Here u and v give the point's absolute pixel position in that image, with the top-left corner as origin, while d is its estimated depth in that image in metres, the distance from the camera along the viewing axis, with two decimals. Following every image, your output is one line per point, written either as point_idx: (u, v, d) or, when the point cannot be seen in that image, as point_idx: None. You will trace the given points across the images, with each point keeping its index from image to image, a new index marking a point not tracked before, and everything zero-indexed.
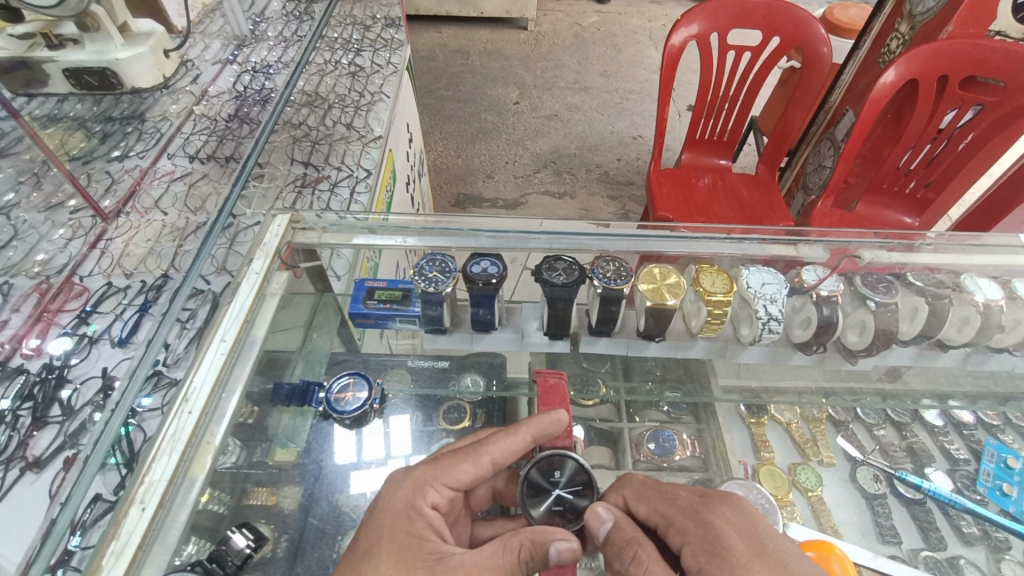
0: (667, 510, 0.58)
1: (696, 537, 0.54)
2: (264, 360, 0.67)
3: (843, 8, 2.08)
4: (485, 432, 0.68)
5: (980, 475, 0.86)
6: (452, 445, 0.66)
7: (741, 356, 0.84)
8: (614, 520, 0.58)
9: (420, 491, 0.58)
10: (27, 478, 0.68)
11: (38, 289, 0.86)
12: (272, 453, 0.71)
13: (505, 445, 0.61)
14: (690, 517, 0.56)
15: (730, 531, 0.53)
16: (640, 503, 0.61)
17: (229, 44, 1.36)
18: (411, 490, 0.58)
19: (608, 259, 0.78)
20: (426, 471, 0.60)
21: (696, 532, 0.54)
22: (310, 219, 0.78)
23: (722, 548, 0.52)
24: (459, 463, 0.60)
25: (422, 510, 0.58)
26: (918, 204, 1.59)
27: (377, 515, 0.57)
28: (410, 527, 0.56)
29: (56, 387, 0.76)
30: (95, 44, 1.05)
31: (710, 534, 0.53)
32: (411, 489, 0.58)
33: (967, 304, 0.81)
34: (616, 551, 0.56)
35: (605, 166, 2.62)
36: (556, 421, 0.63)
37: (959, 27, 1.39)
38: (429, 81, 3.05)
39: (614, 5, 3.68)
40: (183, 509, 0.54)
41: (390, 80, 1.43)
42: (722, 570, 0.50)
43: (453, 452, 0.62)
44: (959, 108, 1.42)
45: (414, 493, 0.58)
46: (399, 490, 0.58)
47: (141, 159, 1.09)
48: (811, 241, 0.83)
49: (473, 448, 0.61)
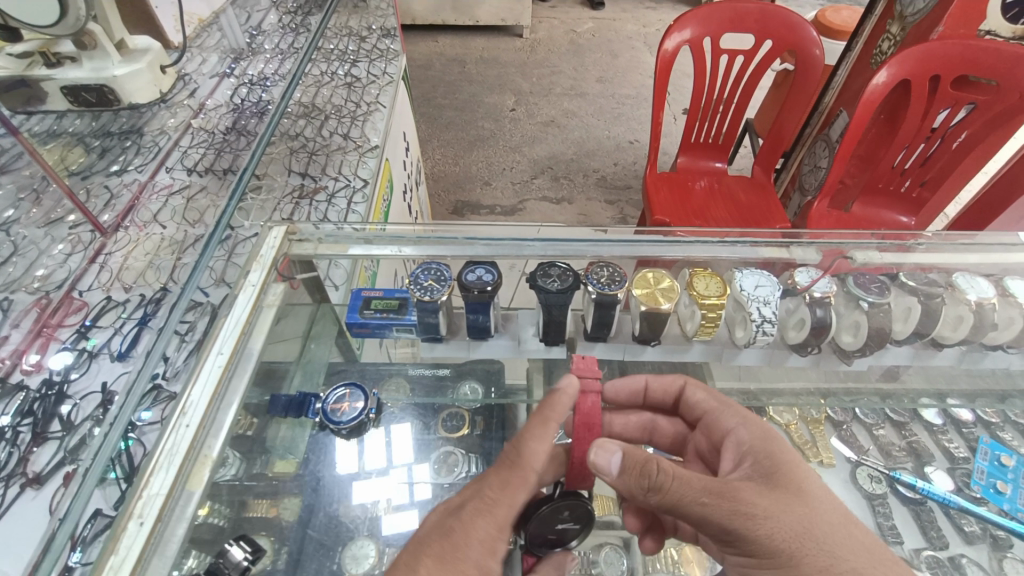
0: (734, 405, 0.69)
1: (747, 424, 0.66)
2: (261, 372, 0.68)
3: (834, 9, 2.09)
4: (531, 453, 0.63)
5: (975, 473, 0.86)
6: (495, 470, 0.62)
7: (737, 358, 0.84)
8: (622, 453, 0.56)
9: (472, 523, 0.54)
10: (27, 494, 0.68)
11: (37, 305, 0.87)
12: (272, 465, 0.71)
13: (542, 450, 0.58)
14: (739, 412, 0.68)
15: (776, 430, 0.63)
16: (699, 392, 0.73)
17: (226, 57, 1.38)
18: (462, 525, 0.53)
19: (602, 264, 0.79)
20: (472, 498, 0.56)
21: (755, 423, 0.65)
22: (306, 231, 0.79)
23: (774, 434, 0.62)
24: (513, 491, 0.56)
25: (481, 547, 0.52)
26: (914, 203, 1.60)
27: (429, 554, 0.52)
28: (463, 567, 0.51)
29: (56, 403, 0.77)
30: (92, 61, 1.08)
31: (758, 424, 0.65)
32: (461, 526, 0.53)
33: (960, 302, 0.81)
34: (635, 475, 0.55)
35: (602, 171, 2.63)
36: (569, 391, 0.62)
37: (949, 28, 1.40)
38: (427, 90, 3.07)
39: (608, 12, 3.71)
40: (181, 523, 0.54)
41: (386, 90, 1.45)
42: (779, 445, 0.60)
43: (495, 471, 0.57)
44: (952, 107, 1.43)
45: (466, 529, 0.53)
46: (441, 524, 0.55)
47: (140, 174, 1.10)
48: (804, 243, 0.85)
49: (514, 464, 0.57)
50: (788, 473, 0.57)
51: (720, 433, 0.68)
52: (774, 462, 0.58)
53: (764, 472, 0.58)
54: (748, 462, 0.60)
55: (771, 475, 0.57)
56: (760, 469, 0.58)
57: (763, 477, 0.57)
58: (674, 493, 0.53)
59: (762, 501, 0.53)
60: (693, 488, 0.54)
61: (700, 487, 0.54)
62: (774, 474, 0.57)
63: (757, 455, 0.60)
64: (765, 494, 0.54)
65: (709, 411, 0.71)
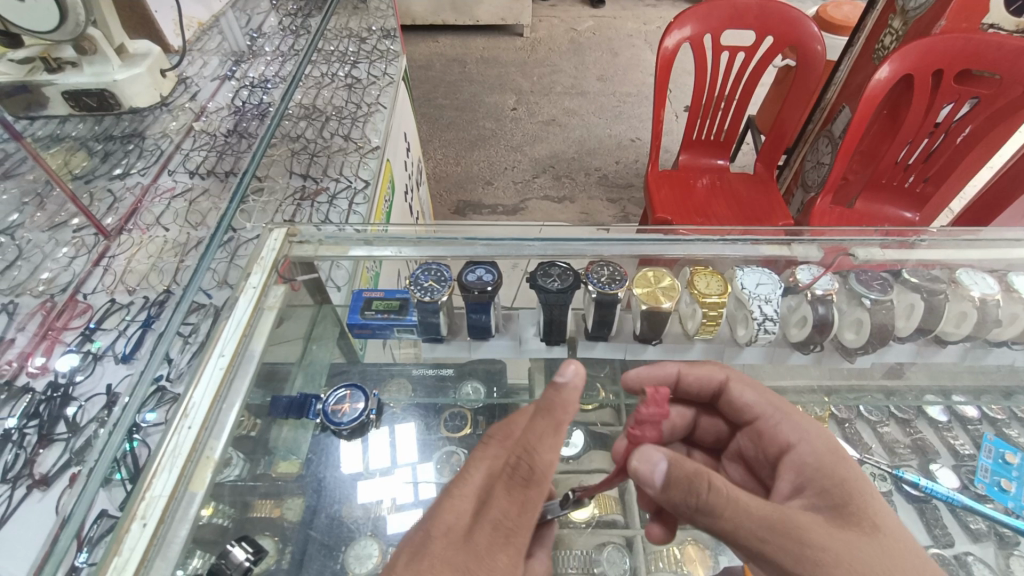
0: (791, 414, 0.66)
1: (811, 440, 0.62)
2: (262, 373, 0.68)
3: (836, 5, 2.09)
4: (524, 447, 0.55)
5: (979, 471, 0.86)
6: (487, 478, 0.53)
7: (739, 357, 0.84)
8: (667, 461, 0.54)
9: (495, 561, 0.48)
10: (34, 496, 0.69)
11: (42, 308, 0.88)
12: (275, 465, 0.71)
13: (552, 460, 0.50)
14: (800, 424, 0.64)
15: (848, 455, 0.59)
16: (749, 392, 0.70)
17: (227, 60, 1.38)
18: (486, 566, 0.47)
19: (602, 263, 0.79)
20: (489, 532, 0.49)
21: (822, 443, 0.60)
22: (307, 233, 0.79)
23: (842, 457, 0.58)
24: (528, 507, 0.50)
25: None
26: (917, 199, 1.59)
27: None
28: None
29: (61, 405, 0.77)
30: (92, 66, 1.09)
31: (824, 441, 0.61)
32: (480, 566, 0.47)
33: (963, 298, 0.81)
34: (681, 489, 0.52)
35: (604, 170, 2.63)
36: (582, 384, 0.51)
37: (951, 22, 1.39)
38: (427, 90, 3.08)
39: (608, 10, 3.70)
40: (183, 524, 0.54)
41: (387, 91, 1.45)
42: (850, 474, 0.56)
43: (508, 491, 0.50)
44: (955, 102, 1.42)
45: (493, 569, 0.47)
46: (455, 562, 0.47)
47: (142, 177, 1.10)
48: (805, 240, 0.84)
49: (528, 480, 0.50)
50: (861, 509, 0.52)
51: (777, 444, 0.64)
52: (844, 493, 0.53)
53: (832, 503, 0.53)
54: (811, 486, 0.57)
55: (842, 508, 0.52)
56: (828, 498, 0.54)
57: (828, 505, 0.53)
58: (723, 514, 0.50)
59: (827, 541, 0.48)
60: (748, 516, 0.50)
61: (754, 516, 0.50)
62: (844, 508, 0.52)
63: (824, 482, 0.55)
64: (830, 531, 0.49)
65: (764, 417, 0.67)
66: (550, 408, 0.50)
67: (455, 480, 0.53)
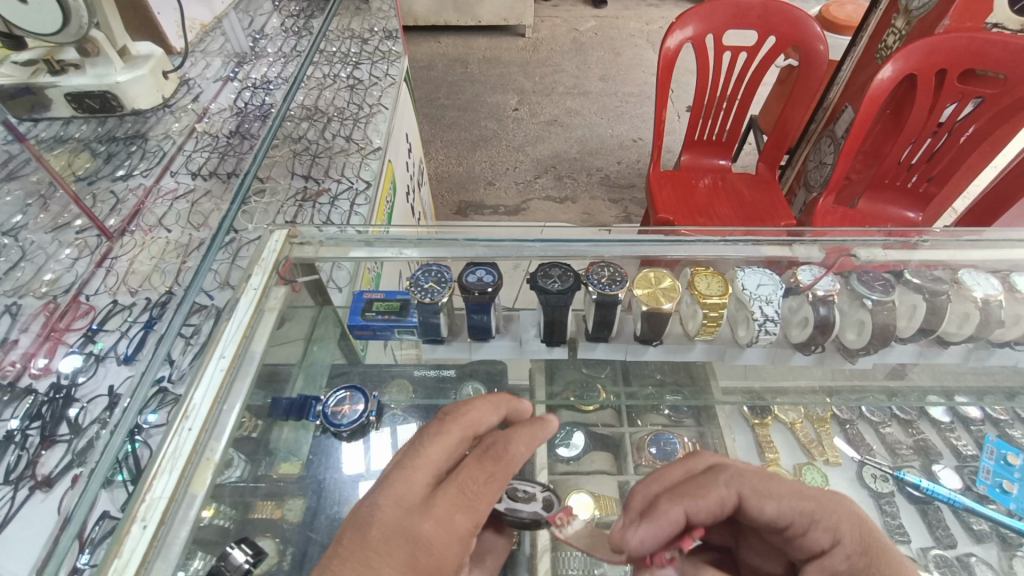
0: (821, 512, 0.49)
1: (844, 535, 0.49)
2: (263, 375, 0.68)
3: (838, 4, 2.08)
4: (477, 430, 0.59)
5: (981, 472, 0.85)
6: (446, 451, 0.55)
7: (739, 358, 0.84)
8: None
9: (455, 525, 0.51)
10: (36, 497, 0.69)
11: (45, 309, 0.88)
12: (276, 466, 0.72)
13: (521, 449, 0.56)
14: (834, 519, 0.49)
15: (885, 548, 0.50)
16: (769, 504, 0.49)
17: (229, 61, 1.38)
18: (450, 530, 0.51)
19: (603, 264, 0.79)
20: (452, 498, 0.52)
21: (855, 539, 0.49)
22: (307, 234, 0.79)
23: (876, 552, 0.49)
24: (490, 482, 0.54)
25: (466, 547, 0.52)
26: (920, 199, 1.59)
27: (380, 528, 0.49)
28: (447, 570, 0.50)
29: (64, 406, 0.77)
30: (95, 68, 1.09)
31: (859, 540, 0.49)
32: (442, 531, 0.50)
33: (966, 299, 0.80)
34: None
35: (606, 170, 2.63)
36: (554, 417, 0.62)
37: (955, 21, 1.39)
38: (429, 90, 3.08)
39: (610, 9, 3.70)
40: (184, 525, 0.54)
41: (388, 92, 1.46)
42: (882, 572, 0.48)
43: (479, 463, 0.54)
44: (959, 102, 1.41)
45: (455, 532, 0.51)
46: (418, 527, 0.49)
47: (145, 178, 1.10)
48: (807, 241, 0.84)
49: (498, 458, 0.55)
50: None
51: (803, 549, 0.50)
52: None
53: None
54: None
55: None
56: None
57: None
58: None
59: None
60: None
61: None
62: None
63: None
64: None
65: (793, 526, 0.50)
66: (535, 424, 0.58)
67: (413, 450, 0.55)
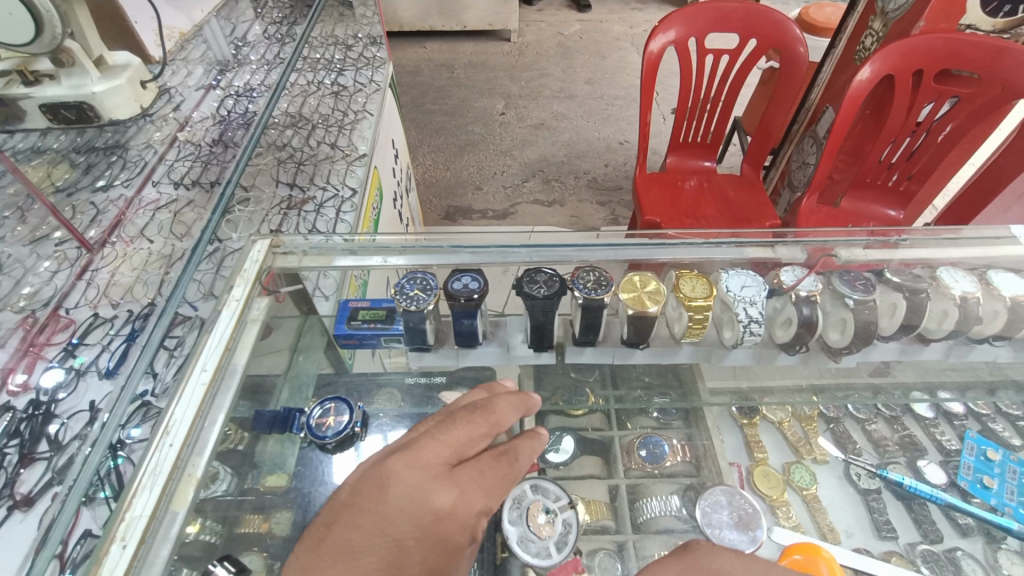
0: None
1: None
2: (246, 387, 0.67)
3: (817, 7, 2.11)
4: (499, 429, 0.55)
5: (962, 469, 0.86)
6: (469, 434, 0.52)
7: (726, 359, 0.85)
8: None
9: (474, 502, 0.48)
10: (15, 517, 0.67)
11: (24, 323, 0.86)
12: (262, 479, 0.71)
13: (530, 448, 0.56)
14: None
15: None
16: None
17: (211, 69, 1.37)
18: (468, 504, 0.48)
19: (588, 268, 0.79)
20: (471, 475, 0.50)
21: None
22: (290, 243, 0.78)
23: None
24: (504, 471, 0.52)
25: (479, 525, 0.49)
26: (902, 197, 1.62)
27: (392, 488, 0.47)
28: (459, 544, 0.47)
29: (43, 423, 0.76)
30: (70, 78, 1.08)
31: None
32: (462, 501, 0.48)
33: (944, 297, 0.82)
34: None
35: (593, 172, 2.64)
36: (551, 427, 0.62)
37: (931, 22, 1.41)
38: (416, 95, 3.08)
39: (594, 13, 3.72)
40: (165, 544, 0.53)
41: (373, 98, 1.45)
42: None
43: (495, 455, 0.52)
44: (936, 101, 1.43)
45: (470, 508, 0.48)
46: (437, 492, 0.47)
47: (125, 189, 1.09)
48: (788, 242, 0.84)
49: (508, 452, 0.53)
50: None
51: None
52: None
53: None
54: None
55: None
56: None
57: None
58: None
59: None
60: None
61: None
62: None
63: None
64: None
65: None
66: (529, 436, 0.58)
67: (439, 425, 0.52)
